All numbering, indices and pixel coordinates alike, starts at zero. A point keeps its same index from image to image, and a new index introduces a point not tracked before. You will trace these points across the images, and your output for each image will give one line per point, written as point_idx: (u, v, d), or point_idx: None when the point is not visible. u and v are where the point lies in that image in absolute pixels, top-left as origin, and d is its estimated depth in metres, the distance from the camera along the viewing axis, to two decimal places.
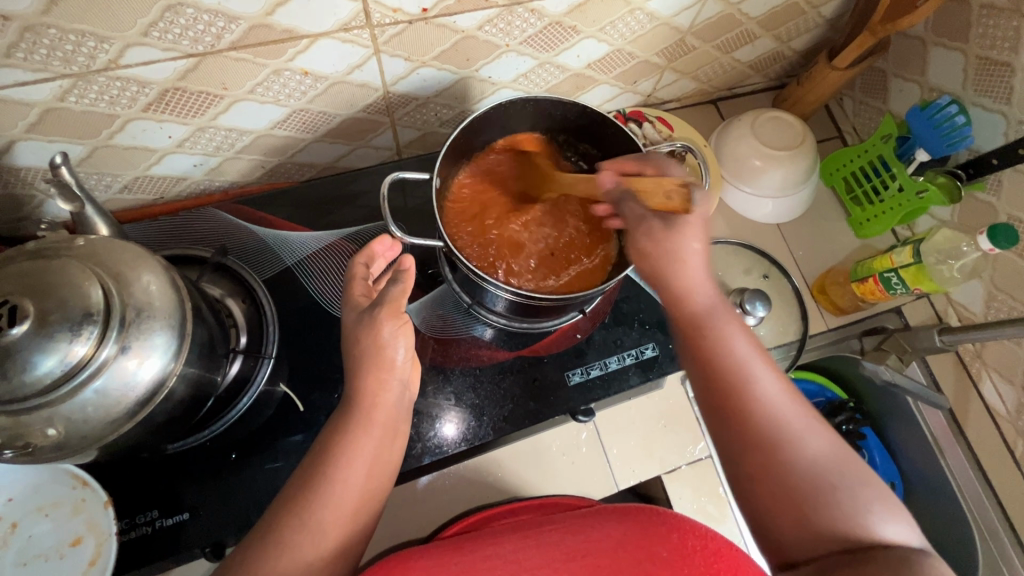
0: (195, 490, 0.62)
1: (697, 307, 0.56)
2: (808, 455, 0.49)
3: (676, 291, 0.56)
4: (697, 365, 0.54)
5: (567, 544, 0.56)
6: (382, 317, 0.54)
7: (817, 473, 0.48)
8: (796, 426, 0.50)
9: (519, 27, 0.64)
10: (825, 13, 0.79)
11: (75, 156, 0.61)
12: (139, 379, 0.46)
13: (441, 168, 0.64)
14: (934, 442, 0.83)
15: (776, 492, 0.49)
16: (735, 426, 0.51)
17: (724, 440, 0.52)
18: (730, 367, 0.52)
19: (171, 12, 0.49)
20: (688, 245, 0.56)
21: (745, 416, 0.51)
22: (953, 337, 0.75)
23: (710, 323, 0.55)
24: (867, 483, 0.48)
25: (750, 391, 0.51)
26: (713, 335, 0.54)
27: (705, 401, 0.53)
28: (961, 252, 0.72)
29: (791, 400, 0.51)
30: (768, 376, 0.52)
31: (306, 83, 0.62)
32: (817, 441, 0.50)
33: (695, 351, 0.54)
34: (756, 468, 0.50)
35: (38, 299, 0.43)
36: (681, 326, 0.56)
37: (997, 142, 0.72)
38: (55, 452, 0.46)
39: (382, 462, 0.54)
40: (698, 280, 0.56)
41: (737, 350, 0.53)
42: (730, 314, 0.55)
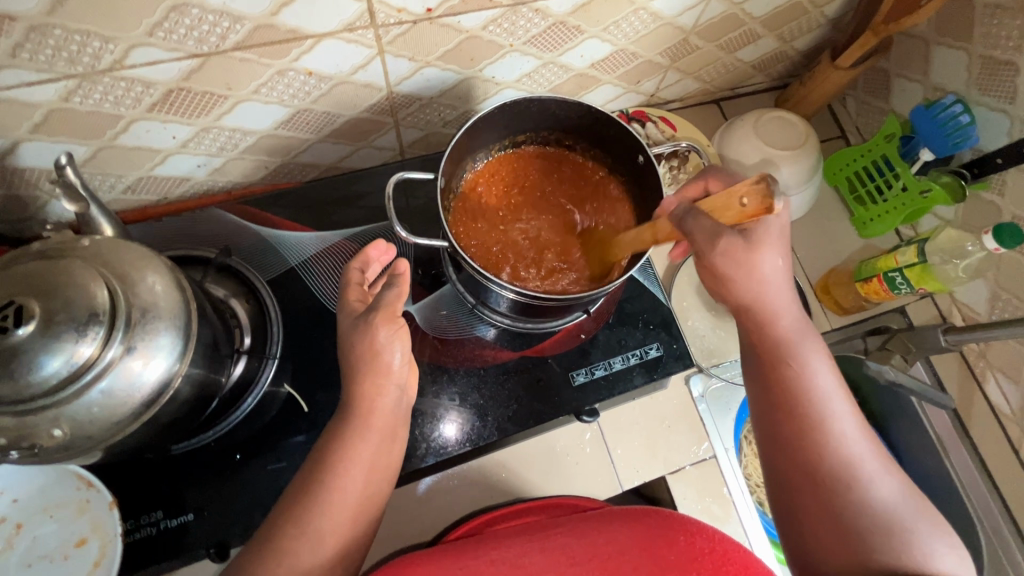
0: (199, 491, 0.62)
1: (782, 333, 0.54)
2: (877, 494, 0.49)
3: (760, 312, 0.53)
4: (775, 393, 0.53)
5: (574, 548, 0.55)
6: (376, 323, 0.54)
7: (884, 513, 0.48)
8: (869, 465, 0.50)
9: (523, 27, 0.64)
10: (828, 13, 0.79)
11: (79, 157, 0.61)
12: (144, 380, 0.46)
13: (445, 169, 0.64)
14: (940, 444, 0.80)
15: (844, 527, 0.49)
16: (805, 455, 0.51)
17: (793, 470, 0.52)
18: (809, 399, 0.52)
19: (176, 12, 0.49)
20: (770, 263, 0.52)
21: (820, 449, 0.51)
22: (957, 336, 0.72)
23: (794, 353, 0.53)
24: (936, 527, 0.49)
25: (829, 426, 0.51)
26: (798, 365, 0.53)
27: (775, 427, 0.53)
28: (965, 252, 0.72)
29: (865, 438, 0.52)
30: (844, 412, 0.52)
31: (310, 84, 0.62)
32: (887, 481, 0.50)
33: (778, 378, 0.53)
34: (820, 498, 0.50)
35: (43, 300, 0.43)
36: (762, 351, 0.55)
37: (1002, 141, 0.72)
38: (61, 453, 0.46)
39: (380, 467, 0.54)
40: (782, 306, 0.54)
41: (816, 380, 0.52)
42: (815, 344, 0.54)
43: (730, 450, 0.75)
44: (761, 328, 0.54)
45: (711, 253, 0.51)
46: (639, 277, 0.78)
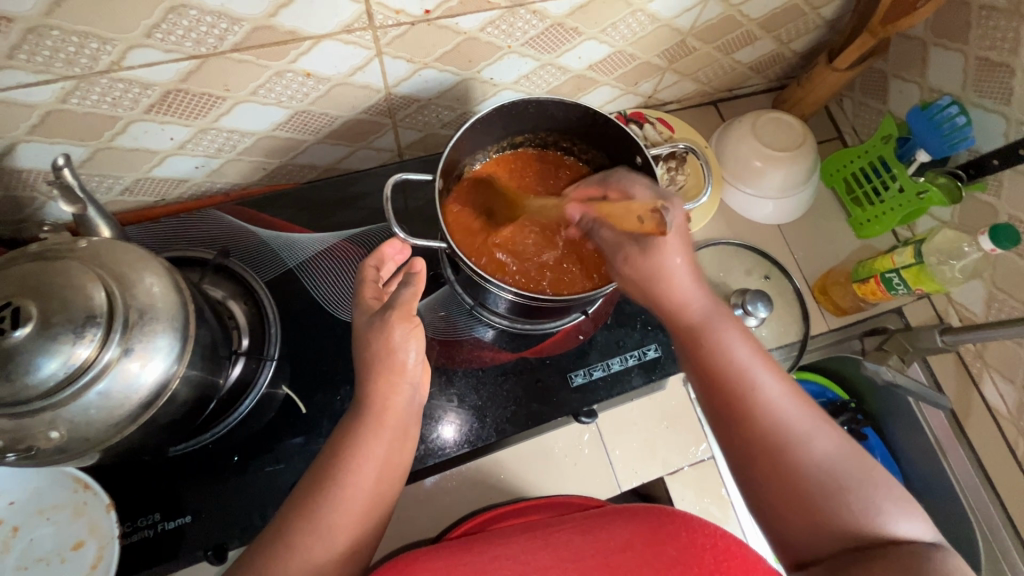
0: (197, 493, 0.62)
1: (693, 316, 0.56)
2: (815, 455, 0.49)
3: (672, 305, 0.57)
4: (698, 375, 0.54)
5: (576, 543, 0.55)
6: (393, 320, 0.54)
7: (822, 473, 0.48)
8: (802, 428, 0.50)
9: (521, 29, 0.64)
10: (825, 15, 0.80)
11: (77, 158, 0.61)
12: (142, 382, 0.46)
13: (443, 170, 0.64)
14: (937, 445, 0.83)
15: (787, 496, 0.49)
16: (739, 429, 0.52)
17: (732, 448, 0.52)
18: (730, 372, 0.52)
19: (174, 14, 0.49)
20: (669, 259, 0.57)
21: (747, 422, 0.51)
22: (954, 336, 0.74)
23: (709, 331, 0.55)
24: (876, 481, 0.48)
25: (752, 396, 0.51)
26: (713, 343, 0.54)
27: (709, 408, 0.54)
28: (963, 253, 0.73)
29: (795, 401, 0.51)
30: (770, 379, 0.52)
31: (308, 85, 0.62)
32: (822, 440, 0.50)
33: (697, 359, 0.54)
34: (765, 470, 0.50)
35: (40, 301, 0.43)
36: (682, 336, 0.57)
37: (998, 143, 0.72)
38: (58, 455, 0.46)
39: (392, 466, 0.54)
40: (685, 288, 0.57)
41: (734, 353, 0.53)
42: (724, 317, 0.56)
43: None
44: (675, 315, 0.57)
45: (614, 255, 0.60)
46: None
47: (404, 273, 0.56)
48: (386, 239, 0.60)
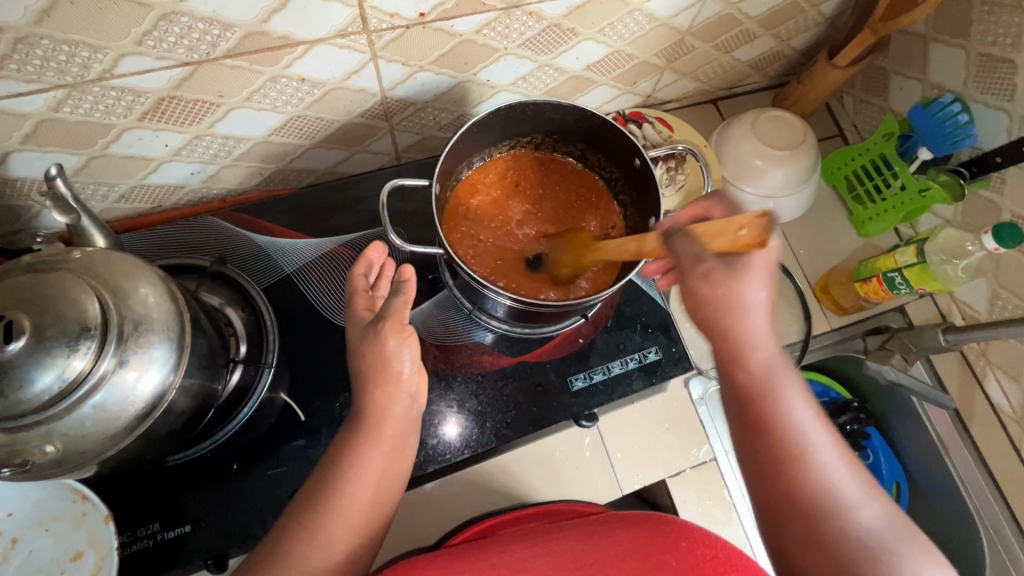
0: (196, 502, 0.61)
1: (755, 365, 0.49)
2: (864, 528, 0.45)
3: (738, 342, 0.49)
4: (747, 430, 0.50)
5: (578, 552, 0.55)
6: (387, 331, 0.53)
7: (872, 548, 0.45)
8: (854, 498, 0.46)
9: (517, 31, 0.64)
10: (825, 11, 0.79)
11: (70, 167, 0.61)
12: (138, 394, 0.46)
13: (441, 174, 0.64)
14: (940, 441, 0.83)
15: (836, 574, 0.45)
16: (788, 495, 0.47)
17: (775, 512, 0.48)
18: (789, 434, 0.48)
19: (165, 21, 0.48)
20: (754, 290, 0.48)
21: (797, 486, 0.47)
22: (957, 335, 0.74)
23: (771, 383, 0.49)
24: (929, 556, 0.45)
25: (807, 462, 0.47)
26: (770, 399, 0.49)
27: (756, 465, 0.49)
28: (965, 252, 0.72)
29: (850, 468, 0.48)
30: (827, 443, 0.48)
31: (303, 90, 0.61)
32: (874, 512, 0.46)
33: (749, 415, 0.49)
34: (809, 539, 0.46)
35: (34, 314, 0.43)
36: (733, 383, 0.51)
37: (1001, 140, 0.72)
38: (54, 469, 0.45)
39: (392, 473, 0.54)
40: (757, 333, 0.49)
41: (794, 413, 0.48)
42: (790, 371, 0.50)
43: (730, 452, 0.75)
44: (735, 360, 0.50)
45: (692, 275, 0.49)
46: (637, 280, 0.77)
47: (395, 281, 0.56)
48: (371, 244, 0.60)
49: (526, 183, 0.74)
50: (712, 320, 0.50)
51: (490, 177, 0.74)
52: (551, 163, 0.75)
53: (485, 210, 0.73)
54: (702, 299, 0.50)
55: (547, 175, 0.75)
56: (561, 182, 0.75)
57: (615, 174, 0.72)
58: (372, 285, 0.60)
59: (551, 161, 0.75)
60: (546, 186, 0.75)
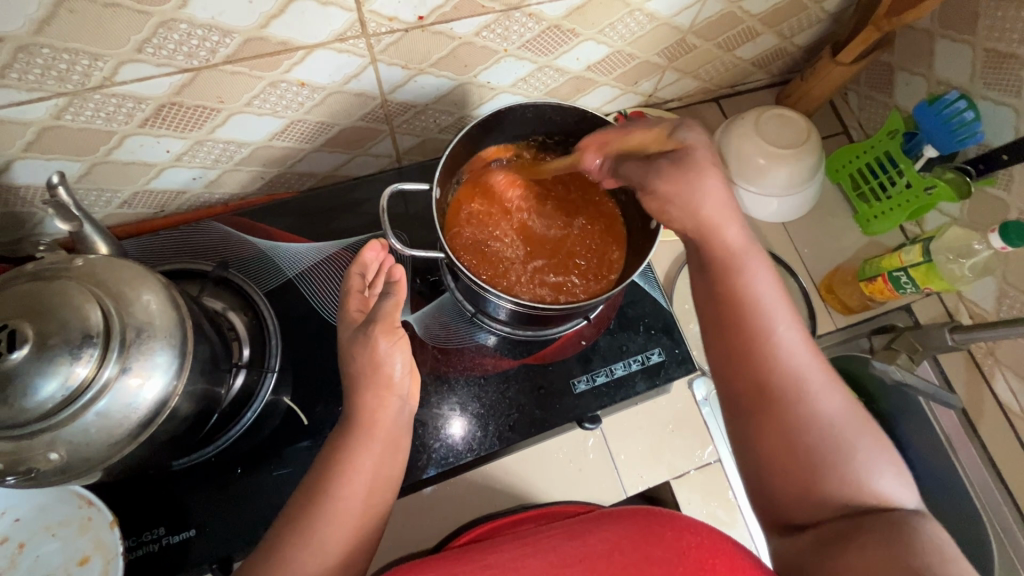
0: (201, 506, 0.62)
1: (728, 246, 0.51)
2: (823, 411, 0.47)
3: (706, 230, 0.51)
4: (715, 309, 0.51)
5: (565, 551, 0.54)
6: (376, 334, 0.56)
7: (827, 428, 0.46)
8: (816, 381, 0.47)
9: (517, 32, 0.63)
10: (828, 8, 0.78)
11: (73, 174, 0.61)
12: (141, 400, 0.46)
13: (441, 179, 0.63)
14: (948, 442, 0.81)
15: (790, 450, 0.46)
16: (751, 374, 0.48)
17: (737, 391, 0.49)
18: (756, 313, 0.49)
19: (165, 28, 0.48)
20: (713, 182, 0.51)
21: (761, 365, 0.48)
22: (965, 335, 0.72)
23: (740, 267, 0.51)
24: (877, 442, 0.46)
25: (769, 344, 0.48)
26: (741, 280, 0.50)
27: (721, 346, 0.50)
28: (973, 251, 0.71)
29: (813, 353, 0.48)
30: (793, 327, 0.49)
31: (303, 95, 0.61)
32: (834, 398, 0.47)
33: (720, 294, 0.51)
34: (767, 416, 0.47)
35: (37, 322, 0.43)
36: (706, 265, 0.52)
37: (1008, 137, 0.71)
38: (59, 475, 0.46)
39: (385, 477, 0.54)
40: (729, 218, 0.52)
41: (763, 295, 0.50)
42: (760, 255, 0.51)
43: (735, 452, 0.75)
44: (709, 244, 0.52)
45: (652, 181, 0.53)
46: (640, 281, 0.77)
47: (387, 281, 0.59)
48: (367, 244, 0.60)
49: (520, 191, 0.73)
50: (682, 223, 0.53)
51: (485, 180, 0.73)
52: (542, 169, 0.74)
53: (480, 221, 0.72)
54: (663, 197, 0.53)
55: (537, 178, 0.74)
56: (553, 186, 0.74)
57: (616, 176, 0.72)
58: (368, 283, 0.61)
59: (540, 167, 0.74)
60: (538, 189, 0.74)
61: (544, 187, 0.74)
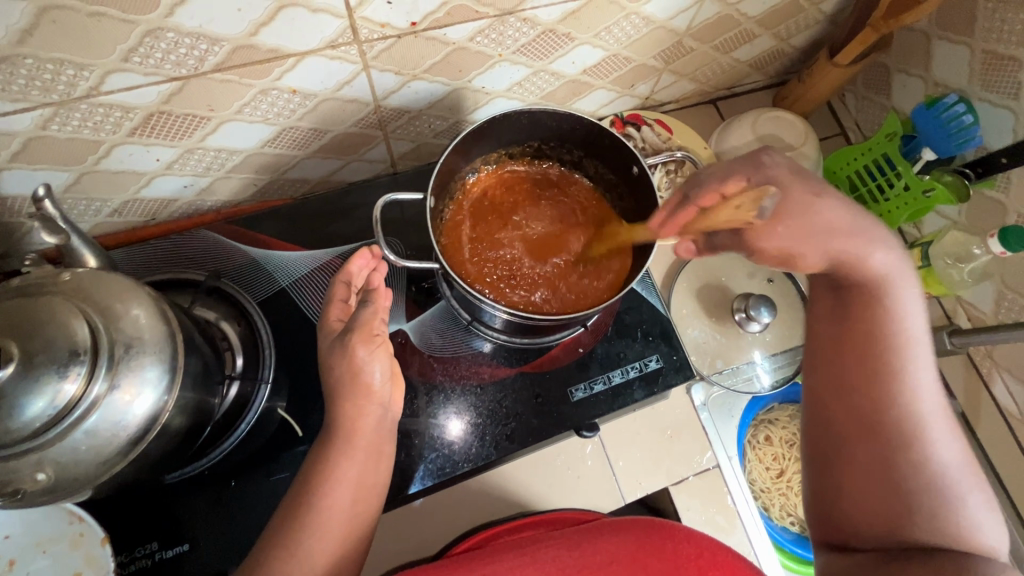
0: (195, 519, 0.61)
1: (876, 277, 0.54)
2: (935, 452, 0.50)
3: (840, 260, 0.54)
4: (850, 334, 0.55)
5: (565, 561, 0.54)
6: (354, 342, 0.55)
7: (936, 469, 0.50)
8: (936, 425, 0.51)
9: (511, 37, 0.62)
10: (826, 10, 0.77)
11: (60, 184, 0.60)
12: (130, 417, 0.45)
13: (435, 187, 0.63)
14: None
15: (889, 477, 0.51)
16: (871, 401, 0.52)
17: (850, 411, 0.54)
18: (892, 345, 0.53)
19: (151, 37, 0.47)
20: (826, 216, 0.54)
21: (887, 395, 0.52)
22: (963, 338, 0.72)
23: (885, 301, 0.54)
24: (980, 492, 0.50)
25: (899, 379, 0.52)
26: (887, 310, 0.53)
27: (846, 369, 0.54)
28: (972, 255, 0.71)
29: (939, 395, 0.52)
30: (927, 366, 0.52)
31: (295, 102, 0.60)
32: (948, 443, 0.51)
33: (856, 321, 0.54)
34: (872, 442, 0.52)
35: (22, 340, 0.42)
36: (853, 288, 0.55)
37: (1007, 140, 0.70)
38: (47, 496, 0.45)
39: (368, 485, 0.54)
40: (875, 251, 0.54)
41: (906, 327, 0.53)
42: (911, 290, 0.54)
43: (734, 457, 0.74)
44: (857, 272, 0.54)
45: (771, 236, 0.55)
46: (638, 287, 0.76)
47: (370, 290, 0.59)
48: (357, 251, 0.60)
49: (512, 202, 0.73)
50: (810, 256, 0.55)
51: (466, 198, 0.72)
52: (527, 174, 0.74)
53: (475, 235, 0.71)
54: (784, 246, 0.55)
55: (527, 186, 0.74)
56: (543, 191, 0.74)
57: (613, 180, 0.71)
58: (353, 292, 0.61)
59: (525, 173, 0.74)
60: (529, 196, 0.74)
61: (528, 202, 0.74)
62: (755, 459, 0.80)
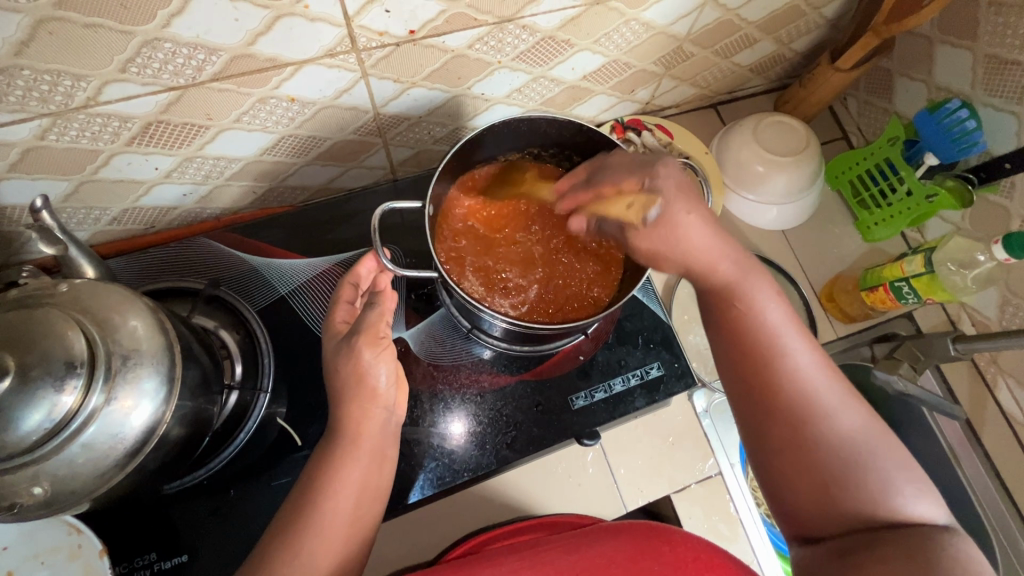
0: (194, 530, 0.61)
1: (725, 274, 0.52)
2: (838, 429, 0.46)
3: (694, 267, 0.53)
4: (723, 335, 0.51)
5: (561, 564, 0.54)
6: (360, 345, 0.55)
7: (844, 447, 0.46)
8: (829, 399, 0.47)
9: (510, 44, 0.62)
10: (827, 14, 0.77)
11: (59, 193, 0.60)
12: (128, 429, 0.45)
13: (435, 194, 0.63)
14: (952, 452, 0.80)
15: (804, 471, 0.46)
16: (759, 396, 0.49)
17: (748, 413, 0.50)
18: (759, 337, 0.49)
19: (148, 47, 0.47)
20: (692, 226, 0.52)
21: (771, 387, 0.48)
22: (966, 345, 0.71)
23: (741, 293, 0.51)
24: (896, 458, 0.46)
25: (778, 364, 0.48)
26: (742, 304, 0.51)
27: (728, 371, 0.51)
28: (976, 262, 0.69)
29: (823, 370, 0.48)
30: (801, 345, 0.49)
31: (293, 110, 0.60)
32: (849, 414, 0.47)
33: (725, 321, 0.51)
34: (779, 438, 0.48)
35: (19, 353, 0.42)
36: (708, 293, 0.53)
37: (1011, 145, 0.70)
38: (44, 509, 0.44)
39: (372, 486, 0.54)
40: (715, 249, 0.53)
41: (766, 315, 0.50)
42: (759, 276, 0.52)
43: (736, 464, 0.74)
44: (704, 277, 0.53)
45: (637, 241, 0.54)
46: (639, 294, 0.76)
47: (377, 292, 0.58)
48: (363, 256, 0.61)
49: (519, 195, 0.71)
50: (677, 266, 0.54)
51: (457, 201, 0.71)
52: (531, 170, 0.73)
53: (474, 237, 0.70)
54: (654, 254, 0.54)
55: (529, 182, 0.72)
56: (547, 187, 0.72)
57: None
58: (360, 294, 0.62)
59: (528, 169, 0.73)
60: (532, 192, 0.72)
61: (524, 193, 0.71)
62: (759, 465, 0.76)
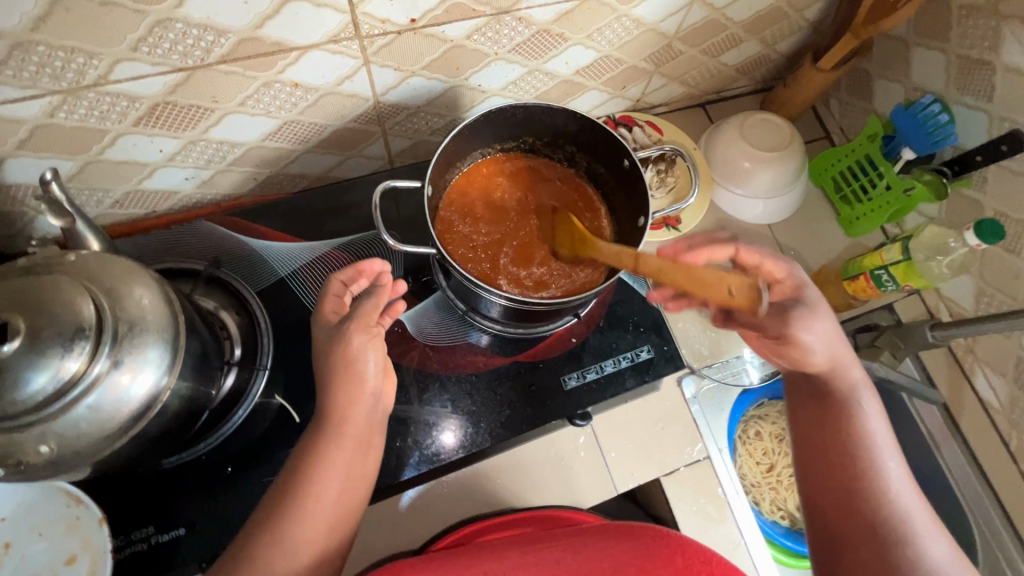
0: (191, 504, 0.62)
1: (843, 384, 0.57)
2: (927, 552, 0.50)
3: (834, 365, 0.57)
4: (827, 442, 0.56)
5: (568, 563, 0.55)
6: (352, 329, 0.56)
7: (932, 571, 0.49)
8: (920, 524, 0.51)
9: (507, 36, 0.65)
10: (809, 16, 0.81)
11: (65, 172, 0.61)
12: (133, 395, 0.46)
13: (433, 176, 0.64)
14: (930, 438, 0.84)
15: None
16: (857, 507, 0.53)
17: (837, 520, 0.54)
18: (865, 451, 0.54)
19: (160, 27, 0.49)
20: (832, 332, 0.58)
21: (871, 498, 0.53)
22: (944, 332, 0.73)
23: (853, 402, 0.57)
24: None
25: (877, 478, 0.53)
26: (855, 416, 0.56)
27: (828, 475, 0.55)
28: (949, 248, 0.73)
29: (915, 496, 0.53)
30: (897, 467, 0.54)
31: (296, 95, 0.62)
32: (935, 542, 0.51)
33: (831, 428, 0.56)
34: (867, 552, 0.51)
35: (30, 316, 0.43)
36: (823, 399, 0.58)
37: (981, 139, 0.73)
38: (49, 469, 0.45)
39: (356, 476, 0.55)
40: (846, 360, 0.58)
41: (872, 430, 0.55)
42: (871, 395, 0.57)
43: (723, 450, 0.76)
44: (824, 383, 0.58)
45: (791, 327, 0.57)
46: (628, 280, 0.78)
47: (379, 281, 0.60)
48: (370, 259, 0.60)
49: (522, 189, 0.75)
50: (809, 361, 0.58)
51: (455, 192, 0.74)
52: (540, 171, 0.77)
53: (479, 221, 0.73)
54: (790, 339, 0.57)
55: (536, 180, 0.76)
56: (551, 186, 0.76)
57: (606, 174, 0.73)
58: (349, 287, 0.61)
59: (538, 169, 0.77)
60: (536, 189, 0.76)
61: (527, 193, 0.75)
62: (746, 454, 0.82)
